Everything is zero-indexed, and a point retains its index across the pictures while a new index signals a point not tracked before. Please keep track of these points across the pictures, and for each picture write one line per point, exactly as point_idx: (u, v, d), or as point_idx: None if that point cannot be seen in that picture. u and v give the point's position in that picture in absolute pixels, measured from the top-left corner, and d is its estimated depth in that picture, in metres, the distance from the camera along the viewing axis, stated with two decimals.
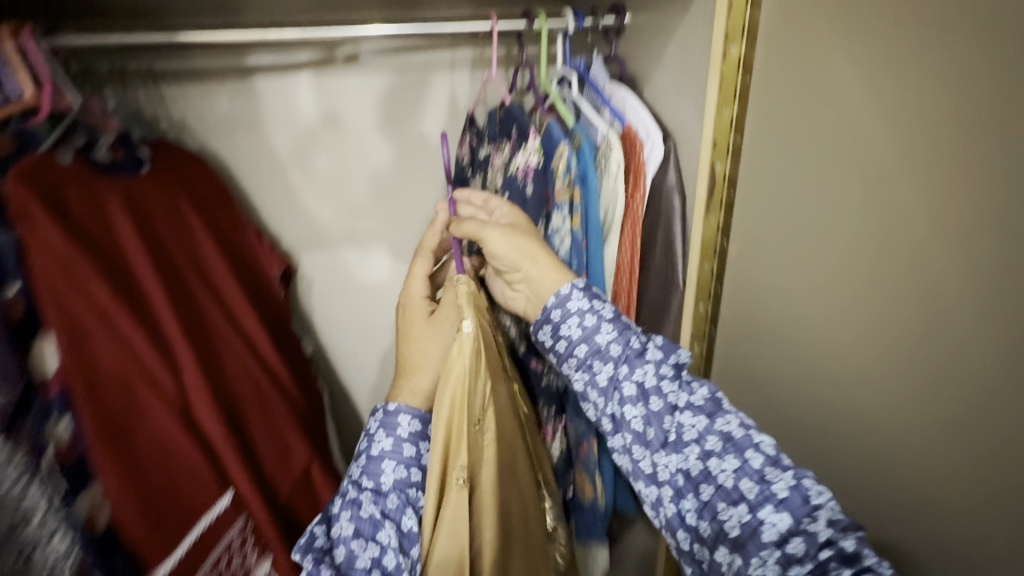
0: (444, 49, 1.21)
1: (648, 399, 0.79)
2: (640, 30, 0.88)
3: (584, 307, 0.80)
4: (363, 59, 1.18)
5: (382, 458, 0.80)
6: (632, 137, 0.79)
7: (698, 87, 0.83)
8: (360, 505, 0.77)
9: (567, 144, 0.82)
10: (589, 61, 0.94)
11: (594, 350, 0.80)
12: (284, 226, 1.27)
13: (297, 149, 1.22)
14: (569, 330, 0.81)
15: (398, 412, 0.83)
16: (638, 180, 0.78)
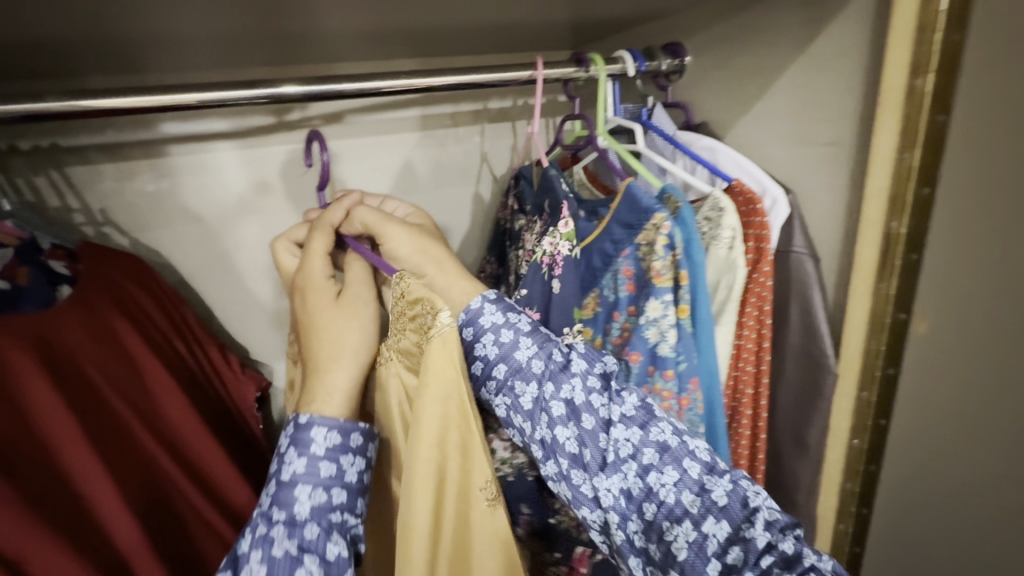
0: (419, 104, 0.97)
1: (574, 404, 0.50)
2: (711, 66, 0.74)
3: (498, 323, 0.52)
4: (342, 119, 0.93)
5: (292, 484, 0.48)
6: (749, 197, 0.63)
7: (806, 116, 0.61)
8: (274, 540, 0.46)
9: (666, 211, 0.61)
10: (652, 107, 0.77)
11: (515, 367, 0.52)
12: (248, 331, 0.98)
13: (251, 234, 0.93)
14: (487, 348, 0.52)
15: (312, 423, 0.49)
16: (764, 249, 0.62)
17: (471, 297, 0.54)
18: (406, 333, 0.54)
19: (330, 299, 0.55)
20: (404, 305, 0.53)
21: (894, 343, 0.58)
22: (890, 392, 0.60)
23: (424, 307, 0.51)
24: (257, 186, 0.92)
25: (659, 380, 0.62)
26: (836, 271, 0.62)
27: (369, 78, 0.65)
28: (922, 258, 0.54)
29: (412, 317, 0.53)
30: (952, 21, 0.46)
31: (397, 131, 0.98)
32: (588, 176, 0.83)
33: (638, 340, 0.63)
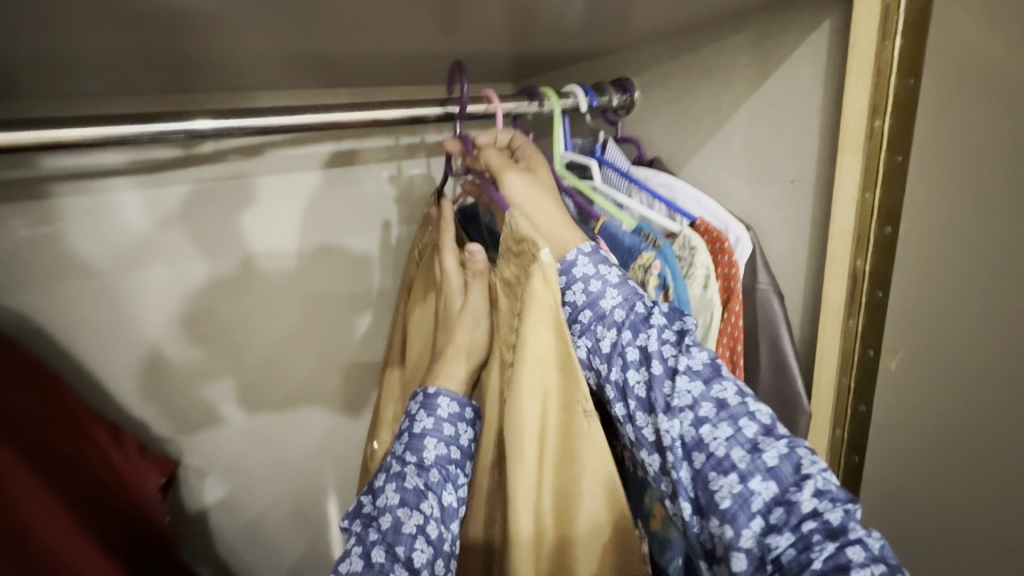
0: (358, 136, 0.88)
1: (649, 348, 0.44)
2: (663, 104, 0.73)
3: (589, 272, 0.49)
4: (262, 154, 0.82)
5: (422, 434, 0.50)
6: (715, 235, 0.61)
7: (766, 154, 0.61)
8: (406, 476, 0.47)
9: (652, 250, 0.56)
10: (604, 141, 0.74)
11: (602, 316, 0.48)
12: (165, 403, 0.81)
13: (170, 286, 0.79)
14: (577, 294, 0.50)
15: (439, 393, 0.52)
16: (735, 287, 0.60)
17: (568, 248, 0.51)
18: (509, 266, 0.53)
19: (459, 277, 0.59)
20: (513, 245, 0.52)
21: (865, 380, 0.57)
22: (862, 429, 0.59)
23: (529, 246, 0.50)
24: (166, 229, 0.77)
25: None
26: (801, 308, 0.62)
27: (311, 109, 0.56)
28: (887, 295, 0.54)
29: (519, 258, 0.52)
30: (906, 67, 0.47)
31: (331, 167, 0.88)
32: None
33: None
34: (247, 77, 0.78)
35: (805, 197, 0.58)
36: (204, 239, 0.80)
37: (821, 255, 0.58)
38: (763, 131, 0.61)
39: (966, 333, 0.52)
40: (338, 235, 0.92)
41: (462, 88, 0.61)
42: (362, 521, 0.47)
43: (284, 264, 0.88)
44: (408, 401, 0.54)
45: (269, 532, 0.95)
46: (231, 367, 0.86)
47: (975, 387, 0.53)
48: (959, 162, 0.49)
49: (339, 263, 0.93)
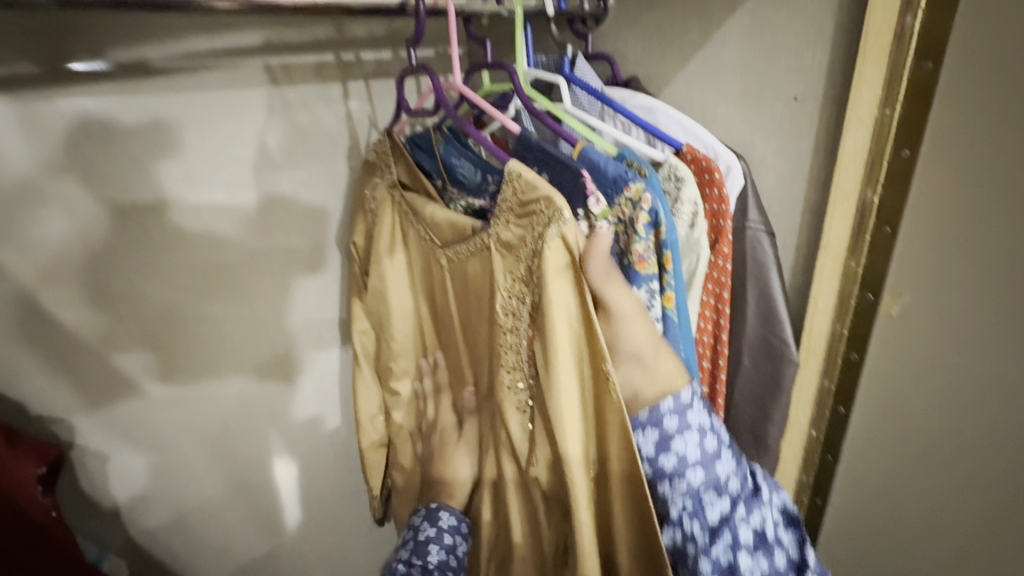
0: (295, 48, 0.68)
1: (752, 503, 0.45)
2: (642, 11, 0.61)
3: (706, 424, 0.45)
4: (155, 69, 0.59)
5: (427, 541, 0.58)
6: (703, 165, 0.52)
7: (763, 70, 0.52)
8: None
9: (641, 180, 0.48)
10: (573, 56, 0.62)
11: (711, 476, 0.45)
12: (73, 379, 0.63)
13: (75, 240, 0.59)
14: (685, 449, 0.45)
15: (440, 507, 0.63)
16: (724, 227, 0.52)
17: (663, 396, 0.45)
18: (511, 226, 0.49)
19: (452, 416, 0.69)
20: (516, 203, 0.48)
21: (859, 327, 0.52)
22: (851, 379, 0.55)
23: (543, 209, 0.46)
24: (65, 171, 0.57)
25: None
26: (793, 249, 0.55)
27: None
28: (894, 232, 0.47)
29: (524, 217, 0.48)
30: None
31: (270, 89, 0.68)
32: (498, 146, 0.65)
33: None
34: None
35: (809, 118, 0.51)
36: (102, 180, 0.59)
37: (823, 189, 0.51)
38: (763, 39, 0.52)
39: (965, 275, 0.46)
40: (284, 180, 0.72)
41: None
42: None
43: (204, 222, 0.66)
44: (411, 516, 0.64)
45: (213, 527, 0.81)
46: (150, 337, 0.67)
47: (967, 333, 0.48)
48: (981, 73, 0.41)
49: (292, 217, 0.74)
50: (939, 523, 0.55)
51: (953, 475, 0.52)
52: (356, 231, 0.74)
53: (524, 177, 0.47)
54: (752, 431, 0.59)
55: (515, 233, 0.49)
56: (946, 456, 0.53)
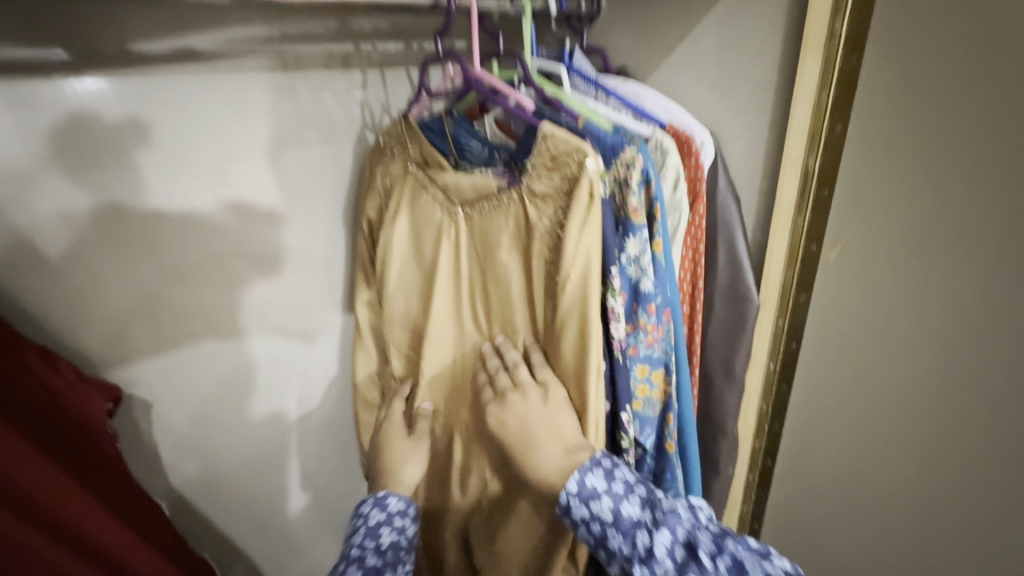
0: (320, 39, 0.75)
1: (656, 561, 0.49)
2: (630, 11, 0.73)
3: (587, 515, 0.53)
4: (200, 55, 0.66)
5: (377, 525, 0.61)
6: (683, 138, 0.64)
7: (730, 62, 0.64)
8: (365, 558, 0.57)
9: (635, 145, 0.58)
10: (572, 49, 0.73)
11: (612, 556, 0.52)
12: (127, 331, 0.69)
13: (129, 201, 0.65)
14: (585, 535, 0.53)
15: (388, 493, 0.64)
16: (700, 189, 0.64)
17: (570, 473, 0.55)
18: (541, 179, 0.59)
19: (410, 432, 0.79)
20: (548, 156, 0.58)
21: (807, 272, 0.64)
22: (800, 317, 0.67)
23: (573, 159, 0.56)
24: (116, 145, 0.63)
25: (643, 315, 0.60)
26: (754, 211, 0.67)
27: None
28: (831, 192, 0.59)
29: (556, 170, 0.58)
30: None
31: (296, 75, 0.74)
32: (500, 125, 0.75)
33: (614, 281, 0.60)
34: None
35: (767, 101, 0.62)
36: (148, 150, 0.65)
37: (778, 159, 0.63)
38: (729, 37, 0.63)
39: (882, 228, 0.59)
40: (301, 159, 0.78)
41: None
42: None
43: (215, 200, 0.71)
44: (357, 505, 0.64)
45: (242, 488, 0.86)
46: (198, 296, 0.73)
47: (884, 273, 0.61)
48: (889, 69, 0.54)
49: (303, 197, 0.80)
50: (869, 431, 0.69)
51: (879, 389, 0.66)
52: (369, 206, 0.80)
53: (557, 135, 0.57)
54: (722, 364, 0.70)
55: (548, 185, 0.59)
56: (873, 375, 0.66)
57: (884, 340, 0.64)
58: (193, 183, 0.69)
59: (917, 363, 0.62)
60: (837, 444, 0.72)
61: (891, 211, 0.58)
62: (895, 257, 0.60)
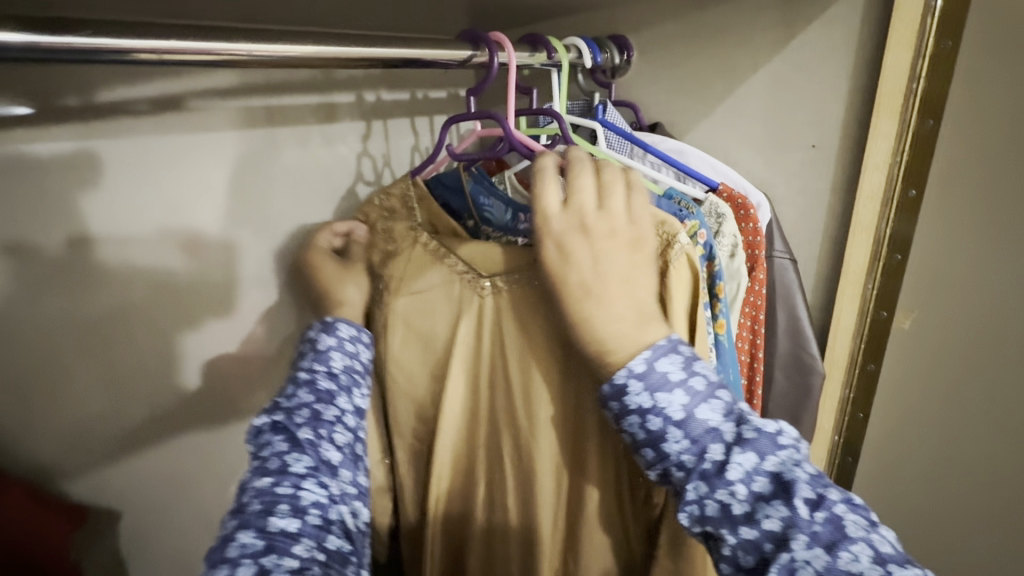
0: (309, 87, 0.70)
1: (726, 478, 0.35)
2: (664, 66, 0.69)
3: (644, 407, 0.38)
4: (184, 106, 0.59)
5: (327, 349, 0.54)
6: (740, 201, 0.58)
7: (776, 120, 0.61)
8: (318, 381, 0.52)
9: (696, 218, 0.52)
10: (605, 102, 0.67)
11: (664, 458, 0.38)
12: (95, 435, 0.57)
13: (104, 277, 0.54)
14: (632, 429, 0.40)
15: (338, 320, 0.57)
16: (760, 255, 0.58)
17: (640, 349, 0.40)
18: None
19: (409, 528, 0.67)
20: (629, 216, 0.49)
21: (877, 340, 0.60)
22: (870, 387, 0.62)
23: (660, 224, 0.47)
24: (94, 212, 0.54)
25: None
26: (813, 273, 0.62)
27: (311, 37, 0.44)
28: (904, 258, 0.56)
29: None
30: (945, 29, 0.48)
31: (284, 126, 0.68)
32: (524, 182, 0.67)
33: None
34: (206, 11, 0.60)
35: (826, 164, 0.58)
36: (118, 208, 0.55)
37: (839, 223, 0.59)
38: (781, 96, 0.60)
39: (959, 294, 0.56)
40: (284, 209, 0.70)
41: (488, 48, 0.54)
42: (281, 415, 0.49)
43: (187, 256, 0.61)
44: (306, 331, 0.57)
45: None
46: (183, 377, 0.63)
47: (964, 342, 0.57)
48: (965, 137, 0.51)
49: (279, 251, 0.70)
50: (949, 508, 0.63)
51: (956, 462, 0.61)
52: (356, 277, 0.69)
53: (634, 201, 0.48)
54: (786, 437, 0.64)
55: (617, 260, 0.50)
56: (951, 449, 0.61)
57: (962, 412, 0.59)
58: (161, 234, 0.58)
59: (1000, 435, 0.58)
60: (911, 522, 0.66)
61: (969, 277, 0.55)
62: (975, 325, 0.56)
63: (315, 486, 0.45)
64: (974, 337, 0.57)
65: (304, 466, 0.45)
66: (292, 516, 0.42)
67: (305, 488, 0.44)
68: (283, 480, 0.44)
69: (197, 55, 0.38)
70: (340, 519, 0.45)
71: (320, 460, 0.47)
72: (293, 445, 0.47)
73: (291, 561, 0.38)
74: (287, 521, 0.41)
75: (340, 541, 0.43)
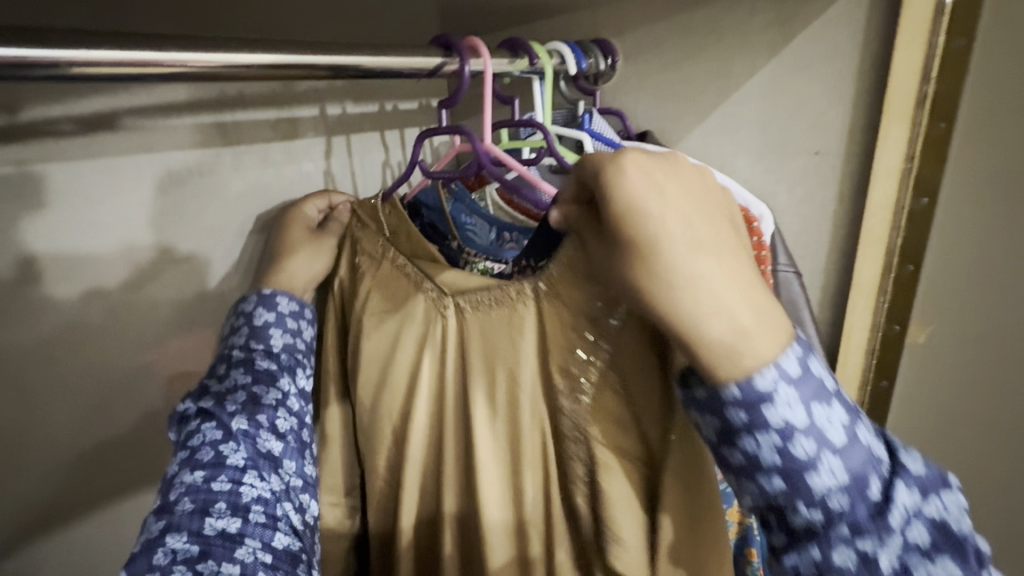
0: (268, 100, 0.63)
1: (891, 528, 0.28)
2: (654, 71, 0.65)
3: (793, 423, 0.29)
4: (119, 125, 0.53)
5: (266, 326, 0.53)
6: (741, 213, 0.54)
7: (774, 126, 0.58)
8: (256, 360, 0.51)
9: None
10: (591, 111, 0.62)
11: (802, 493, 0.29)
12: None
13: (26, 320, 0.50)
14: (759, 447, 0.30)
15: (278, 292, 0.56)
16: (764, 271, 0.53)
17: (786, 339, 0.30)
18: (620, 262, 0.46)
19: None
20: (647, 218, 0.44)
21: (890, 356, 0.56)
22: (883, 405, 0.59)
23: None
24: (16, 248, 0.49)
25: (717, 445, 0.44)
26: (819, 285, 0.59)
27: (263, 45, 0.37)
28: (916, 268, 0.52)
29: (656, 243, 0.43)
30: (956, 28, 0.45)
31: (240, 143, 0.62)
32: (508, 199, 0.61)
33: None
34: (142, 15, 0.52)
35: (831, 171, 0.55)
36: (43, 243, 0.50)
37: (845, 233, 0.56)
38: (781, 101, 0.56)
39: (971, 302, 0.53)
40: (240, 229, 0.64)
41: (459, 54, 0.49)
42: (211, 401, 0.47)
43: (125, 290, 0.56)
44: (240, 303, 0.56)
45: None
46: (128, 422, 0.59)
47: (978, 352, 0.55)
48: (970, 142, 0.49)
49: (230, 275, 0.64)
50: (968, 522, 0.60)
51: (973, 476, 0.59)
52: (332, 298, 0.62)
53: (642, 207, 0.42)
54: None
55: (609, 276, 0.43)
56: (969, 462, 0.58)
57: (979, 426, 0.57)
58: (92, 265, 0.53)
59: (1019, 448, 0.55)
60: None
61: (981, 285, 0.53)
62: (989, 334, 0.54)
63: (256, 480, 0.43)
64: (987, 348, 0.54)
65: (242, 458, 0.44)
66: (232, 515, 0.40)
67: (246, 483, 0.42)
68: (219, 475, 0.42)
69: (120, 68, 0.31)
70: (286, 515, 0.44)
71: (258, 452, 0.45)
72: (228, 433, 0.44)
73: (231, 565, 0.37)
74: (226, 521, 0.40)
75: (288, 539, 0.42)
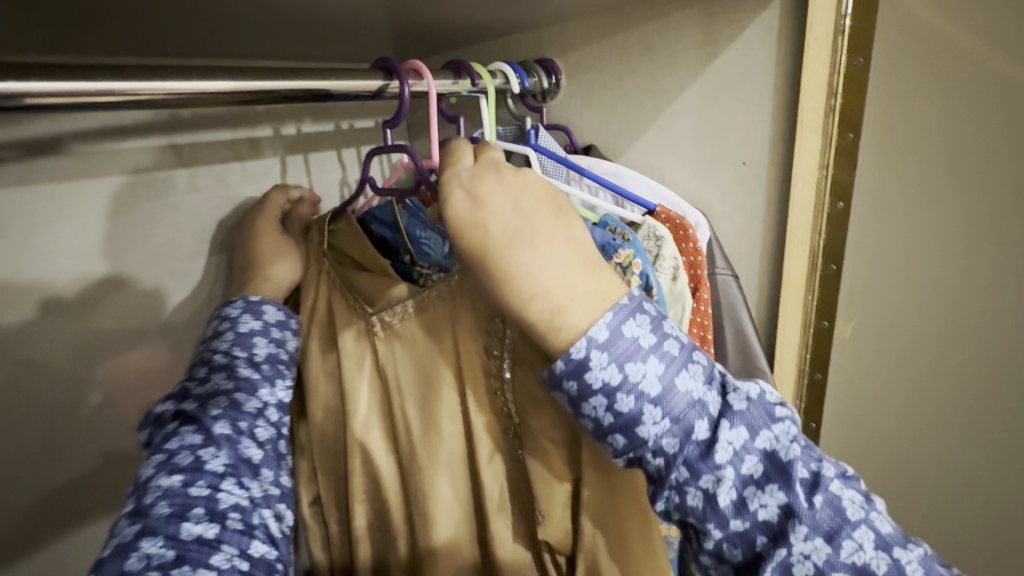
0: (221, 122, 0.64)
1: (718, 464, 0.32)
2: (596, 87, 0.68)
3: (615, 384, 0.33)
4: (63, 151, 0.53)
5: (251, 333, 0.52)
6: (678, 222, 0.57)
7: (706, 138, 0.61)
8: (238, 367, 0.49)
9: (630, 245, 0.48)
10: (537, 126, 0.63)
11: (643, 446, 0.33)
12: None
13: None
14: (598, 412, 0.34)
15: (264, 300, 0.54)
16: (703, 275, 0.56)
17: (601, 312, 0.33)
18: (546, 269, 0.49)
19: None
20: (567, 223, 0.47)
21: (821, 349, 0.60)
22: (817, 395, 0.63)
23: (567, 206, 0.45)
24: None
25: None
26: (755, 285, 0.63)
27: (202, 72, 0.38)
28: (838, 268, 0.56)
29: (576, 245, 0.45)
30: (855, 49, 0.49)
31: (192, 165, 0.62)
32: None
33: None
34: (84, 42, 0.52)
35: (758, 180, 0.59)
36: None
37: (775, 237, 0.60)
38: (711, 114, 0.60)
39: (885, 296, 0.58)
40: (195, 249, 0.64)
41: (399, 77, 0.50)
42: (191, 404, 0.46)
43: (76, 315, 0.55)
44: (223, 307, 0.54)
45: None
46: (89, 451, 0.58)
47: (894, 342, 0.59)
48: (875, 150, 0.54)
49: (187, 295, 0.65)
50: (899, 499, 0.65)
51: (900, 456, 0.63)
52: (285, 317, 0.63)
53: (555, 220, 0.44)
54: None
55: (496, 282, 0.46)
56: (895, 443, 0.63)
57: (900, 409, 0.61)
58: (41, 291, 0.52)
59: (936, 428, 0.60)
60: None
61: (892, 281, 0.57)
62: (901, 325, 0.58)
63: (234, 487, 0.43)
64: (902, 337, 0.59)
65: (221, 464, 0.43)
66: (209, 522, 0.39)
67: (223, 490, 0.42)
68: (197, 480, 0.41)
69: (54, 100, 0.32)
70: (263, 523, 0.44)
71: (239, 458, 0.45)
72: (208, 438, 0.44)
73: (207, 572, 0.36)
74: (204, 526, 0.39)
75: (264, 548, 0.42)
